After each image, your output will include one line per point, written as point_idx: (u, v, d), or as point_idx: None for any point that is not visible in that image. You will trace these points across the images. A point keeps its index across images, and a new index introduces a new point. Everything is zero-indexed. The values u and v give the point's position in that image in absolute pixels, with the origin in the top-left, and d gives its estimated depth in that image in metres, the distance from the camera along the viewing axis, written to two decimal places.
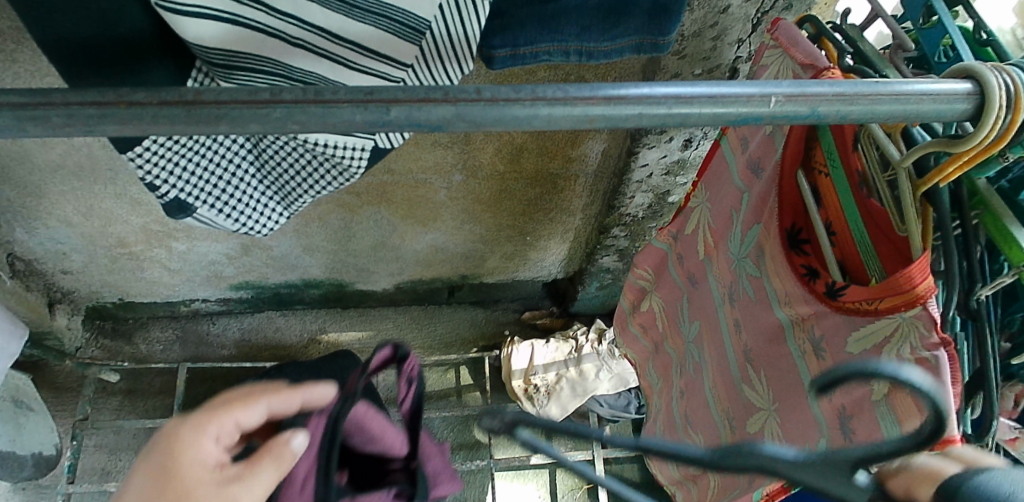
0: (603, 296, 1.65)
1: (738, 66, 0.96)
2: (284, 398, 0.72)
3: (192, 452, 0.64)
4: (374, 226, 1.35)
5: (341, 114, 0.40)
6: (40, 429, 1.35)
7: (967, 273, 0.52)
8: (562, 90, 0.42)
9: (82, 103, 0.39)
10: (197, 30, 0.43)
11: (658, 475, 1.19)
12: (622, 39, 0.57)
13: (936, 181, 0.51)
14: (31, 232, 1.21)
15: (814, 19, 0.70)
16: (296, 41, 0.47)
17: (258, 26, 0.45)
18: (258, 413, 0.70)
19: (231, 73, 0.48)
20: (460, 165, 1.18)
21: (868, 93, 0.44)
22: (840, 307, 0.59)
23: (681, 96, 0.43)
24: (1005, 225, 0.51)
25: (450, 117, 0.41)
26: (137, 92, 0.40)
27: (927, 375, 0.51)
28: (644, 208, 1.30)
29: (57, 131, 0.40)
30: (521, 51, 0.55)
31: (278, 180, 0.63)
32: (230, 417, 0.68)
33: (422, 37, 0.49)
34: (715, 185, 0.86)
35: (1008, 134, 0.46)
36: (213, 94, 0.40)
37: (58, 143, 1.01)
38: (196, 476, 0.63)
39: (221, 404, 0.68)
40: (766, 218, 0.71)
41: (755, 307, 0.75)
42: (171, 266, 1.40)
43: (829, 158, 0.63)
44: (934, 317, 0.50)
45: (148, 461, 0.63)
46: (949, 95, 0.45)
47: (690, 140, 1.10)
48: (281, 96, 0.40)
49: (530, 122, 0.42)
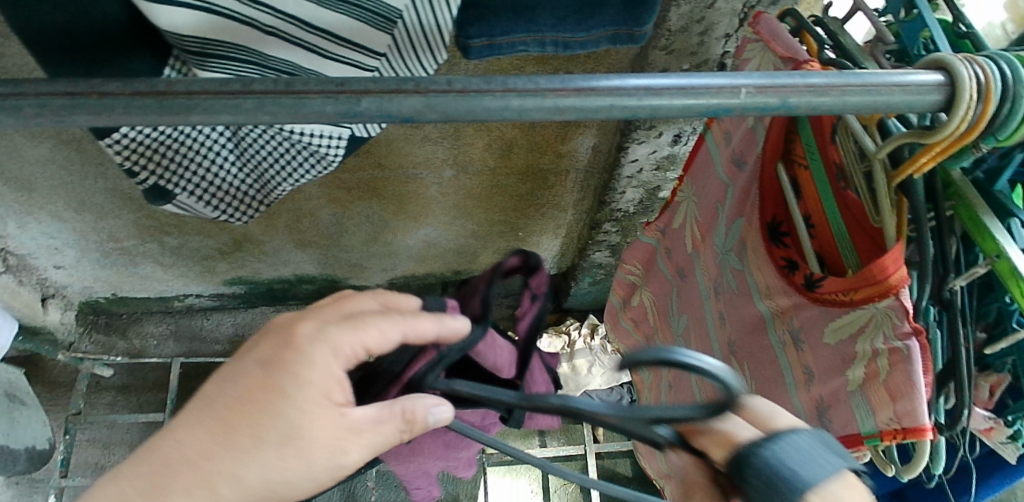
0: (597, 291, 1.65)
1: (725, 61, 0.96)
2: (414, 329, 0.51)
3: (313, 371, 0.49)
4: (366, 221, 1.35)
5: (311, 104, 0.41)
6: (34, 422, 1.35)
7: (940, 264, 0.53)
8: (533, 82, 0.42)
9: (55, 94, 0.39)
10: (169, 16, 0.44)
11: (649, 470, 1.19)
12: (598, 31, 0.58)
13: (911, 172, 0.51)
14: (23, 227, 1.21)
15: (796, 12, 0.70)
16: (269, 29, 0.47)
17: (231, 15, 0.45)
18: (392, 338, 0.51)
19: (205, 62, 0.48)
20: (450, 160, 1.19)
21: (838, 84, 0.44)
22: (817, 300, 0.60)
23: (651, 88, 0.43)
24: (979, 215, 0.51)
25: (421, 108, 0.42)
26: (109, 83, 0.40)
27: (898, 365, 0.52)
28: (634, 204, 1.30)
29: (29, 121, 0.40)
30: (497, 41, 0.56)
31: (256, 170, 0.63)
32: (350, 340, 0.50)
33: (394, 26, 0.50)
34: (701, 180, 0.86)
35: (979, 124, 0.46)
36: (184, 85, 0.40)
37: (47, 137, 1.01)
38: (319, 412, 0.49)
39: (339, 322, 0.50)
40: (748, 211, 0.72)
41: (738, 300, 0.75)
42: (164, 261, 1.40)
43: (808, 151, 0.64)
44: (906, 308, 0.50)
45: (263, 356, 0.49)
46: (920, 86, 0.45)
47: (680, 135, 1.11)
48: (252, 87, 0.40)
49: (501, 114, 0.43)
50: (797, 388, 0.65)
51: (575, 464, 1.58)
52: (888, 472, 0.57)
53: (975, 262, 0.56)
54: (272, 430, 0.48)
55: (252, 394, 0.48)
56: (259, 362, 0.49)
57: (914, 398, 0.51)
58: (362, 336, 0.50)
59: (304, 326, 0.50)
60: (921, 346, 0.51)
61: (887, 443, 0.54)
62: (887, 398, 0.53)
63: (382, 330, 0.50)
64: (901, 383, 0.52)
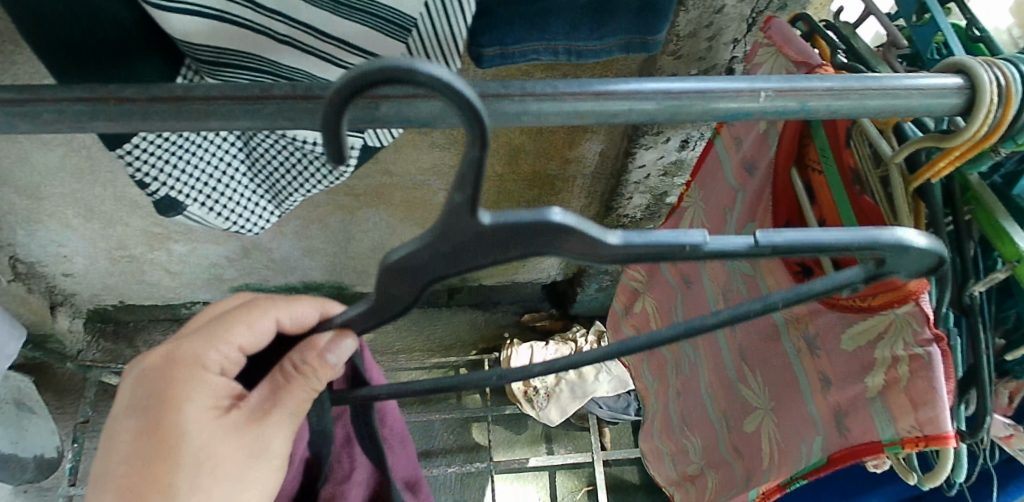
0: (603, 297, 1.65)
1: (734, 66, 0.96)
2: (290, 310, 0.53)
3: (189, 389, 0.52)
4: (373, 228, 1.35)
5: (331, 110, 0.40)
6: (42, 431, 1.34)
7: (960, 269, 0.52)
8: (551, 86, 0.42)
9: (71, 100, 0.39)
10: (184, 25, 0.44)
11: (659, 477, 1.17)
12: (609, 39, 0.58)
13: (928, 176, 0.51)
14: (33, 234, 1.21)
15: (807, 17, 0.70)
16: (284, 38, 0.47)
17: (245, 23, 0.46)
18: (266, 327, 0.53)
19: (217, 69, 0.49)
20: (458, 166, 1.18)
21: (857, 88, 0.44)
22: (833, 305, 0.59)
23: (669, 92, 0.43)
24: (999, 220, 0.51)
25: (439, 113, 0.41)
26: (126, 88, 0.40)
27: (919, 372, 0.52)
28: (641, 209, 1.30)
29: (47, 127, 0.40)
30: (510, 50, 0.56)
31: (269, 178, 0.63)
32: (217, 347, 0.52)
33: (409, 34, 0.49)
34: (709, 186, 0.86)
35: (999, 129, 0.46)
36: (203, 90, 0.40)
37: (57, 145, 1.01)
38: (203, 421, 0.51)
39: (201, 334, 0.53)
40: (761, 215, 0.72)
41: (750, 306, 0.75)
42: (172, 269, 1.40)
43: (822, 155, 0.63)
44: (926, 313, 0.50)
45: (139, 394, 0.52)
46: (939, 89, 0.45)
47: (687, 140, 1.10)
48: (271, 92, 0.40)
49: (520, 118, 0.42)
50: (811, 395, 0.65)
51: (582, 472, 1.57)
52: (909, 480, 0.56)
53: (995, 267, 0.55)
54: (173, 471, 0.51)
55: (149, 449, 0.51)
56: (138, 403, 0.52)
57: (936, 405, 0.50)
58: (232, 334, 0.53)
59: (167, 348, 0.53)
60: (942, 352, 0.50)
61: (909, 451, 0.52)
62: (908, 405, 0.52)
63: (249, 325, 0.53)
64: (922, 390, 0.51)
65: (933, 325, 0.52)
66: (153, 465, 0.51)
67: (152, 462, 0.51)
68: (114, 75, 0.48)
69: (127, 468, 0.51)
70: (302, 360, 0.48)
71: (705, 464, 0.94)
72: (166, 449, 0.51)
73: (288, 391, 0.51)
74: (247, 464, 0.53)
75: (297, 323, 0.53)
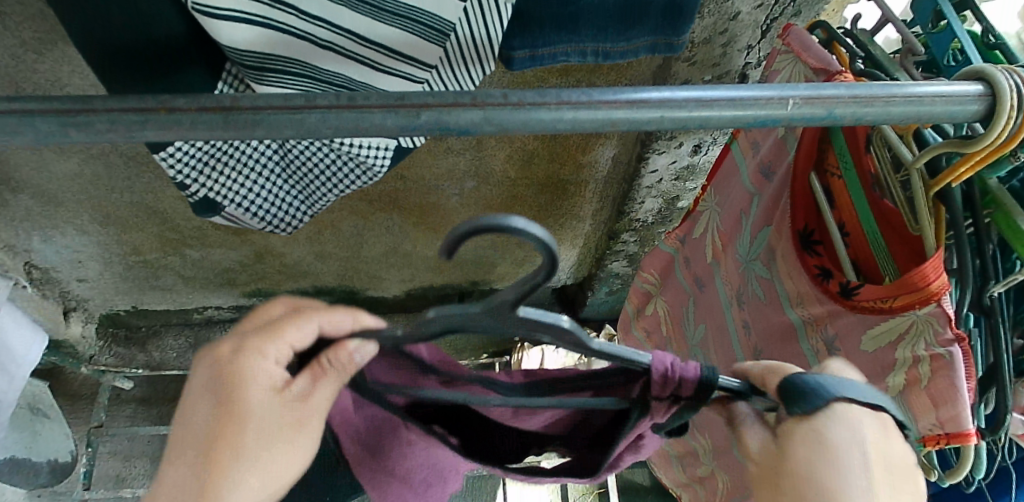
0: (613, 300, 1.65)
1: (747, 72, 0.97)
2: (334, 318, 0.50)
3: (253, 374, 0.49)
4: (386, 233, 1.36)
5: (373, 118, 0.42)
6: (55, 436, 1.33)
7: (980, 271, 0.54)
8: (586, 94, 0.43)
9: (124, 110, 0.41)
10: (232, 33, 0.47)
11: (665, 478, 1.08)
12: (638, 40, 0.59)
13: (949, 180, 0.52)
14: (49, 241, 1.22)
15: (825, 24, 0.72)
16: (326, 44, 0.50)
17: (291, 30, 0.49)
18: (310, 335, 0.50)
19: (262, 75, 0.52)
20: (472, 171, 1.20)
21: (882, 96, 0.45)
22: (855, 307, 0.60)
23: (702, 100, 0.44)
24: (1018, 223, 0.52)
25: (478, 121, 0.43)
26: (176, 98, 0.41)
27: (940, 372, 0.53)
28: (653, 213, 1.31)
29: (99, 137, 0.41)
30: (539, 53, 0.57)
31: (302, 182, 0.67)
32: (276, 345, 0.49)
33: (447, 38, 0.52)
34: (724, 189, 0.87)
35: (1019, 134, 0.47)
36: (250, 100, 0.41)
37: (76, 153, 1.02)
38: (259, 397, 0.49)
39: (258, 332, 0.49)
40: (778, 219, 0.73)
41: (765, 308, 0.76)
42: (186, 274, 1.41)
43: (842, 160, 0.65)
44: (948, 315, 0.51)
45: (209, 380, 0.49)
46: (962, 96, 0.46)
47: (700, 145, 1.11)
48: (315, 102, 0.41)
49: (556, 125, 0.44)
50: None
51: None
52: (931, 477, 0.57)
53: (1013, 268, 0.57)
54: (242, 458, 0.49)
55: (217, 419, 0.49)
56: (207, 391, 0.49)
57: (957, 404, 0.52)
58: (284, 336, 0.49)
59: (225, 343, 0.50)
60: (963, 352, 0.52)
61: (930, 449, 0.54)
62: (930, 404, 0.54)
63: (301, 327, 0.49)
64: (944, 391, 0.53)
65: (954, 326, 0.53)
66: (221, 444, 0.49)
67: (219, 442, 0.49)
68: (152, 75, 0.51)
69: (188, 481, 0.48)
70: (331, 358, 0.49)
71: (715, 461, 0.87)
72: (229, 420, 0.49)
73: (324, 382, 0.51)
74: (299, 434, 0.52)
75: (334, 328, 0.50)
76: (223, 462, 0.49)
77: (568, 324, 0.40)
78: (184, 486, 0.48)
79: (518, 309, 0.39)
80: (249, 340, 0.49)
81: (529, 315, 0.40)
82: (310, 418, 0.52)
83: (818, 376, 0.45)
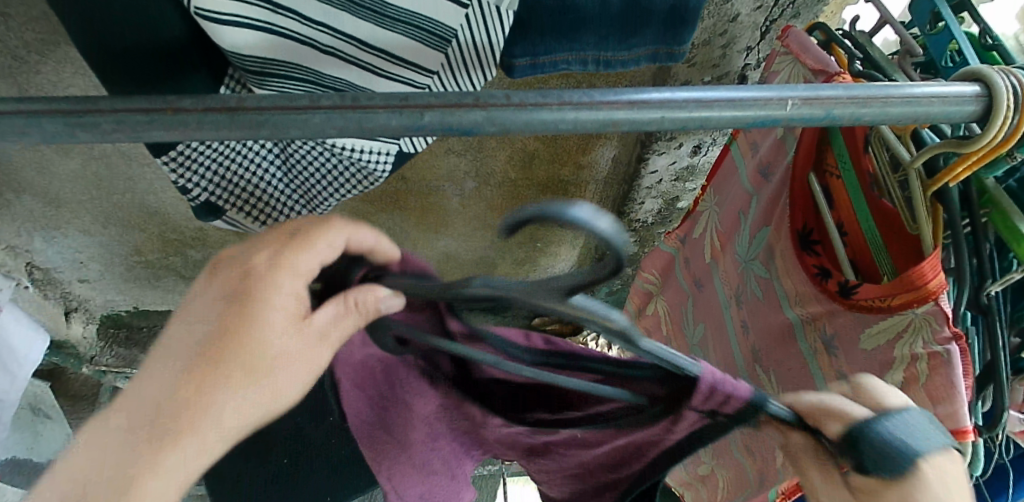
0: (613, 300, 1.66)
1: (746, 73, 0.98)
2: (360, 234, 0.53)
3: (269, 291, 0.53)
4: (387, 234, 1.36)
5: (377, 118, 0.42)
6: (55, 436, 1.33)
7: (977, 270, 0.54)
8: (588, 95, 0.44)
9: (130, 110, 0.41)
10: (235, 37, 0.48)
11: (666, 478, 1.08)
12: (639, 49, 0.60)
13: (947, 180, 0.53)
14: (51, 241, 1.22)
15: (824, 26, 0.72)
16: (328, 49, 0.52)
17: (296, 36, 0.50)
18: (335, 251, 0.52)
19: (265, 80, 0.52)
20: (473, 172, 1.20)
21: (880, 96, 0.45)
22: (853, 306, 0.61)
23: (702, 100, 0.44)
24: (1015, 222, 0.53)
25: (481, 121, 0.43)
26: (182, 99, 0.42)
27: (938, 370, 0.54)
28: (653, 214, 1.32)
29: (105, 137, 0.42)
30: (540, 61, 0.58)
31: (304, 189, 0.68)
32: (304, 260, 0.52)
33: (448, 45, 0.53)
34: (723, 190, 0.88)
35: (1016, 134, 0.47)
36: (255, 101, 0.42)
37: (79, 153, 1.03)
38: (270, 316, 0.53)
39: (291, 247, 0.52)
40: (777, 219, 0.73)
41: (764, 308, 0.76)
42: (187, 274, 1.41)
43: (841, 160, 0.66)
44: (946, 313, 0.52)
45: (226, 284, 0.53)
46: (959, 97, 0.46)
47: (700, 146, 1.12)
48: (320, 103, 0.42)
49: (558, 126, 0.44)
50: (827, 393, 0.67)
51: None
52: None
53: (1010, 267, 0.57)
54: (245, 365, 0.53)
55: (226, 318, 0.53)
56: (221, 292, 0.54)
57: (955, 401, 0.53)
58: (311, 251, 0.52)
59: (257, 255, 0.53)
60: (961, 350, 0.53)
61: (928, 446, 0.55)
62: (927, 401, 0.55)
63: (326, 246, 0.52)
64: (942, 388, 0.53)
65: (952, 324, 0.54)
66: (222, 349, 0.53)
67: (221, 347, 0.53)
68: (162, 76, 0.52)
69: (173, 391, 0.52)
70: (360, 298, 0.48)
71: (715, 460, 0.87)
72: (239, 322, 0.52)
73: (346, 318, 0.50)
74: (307, 358, 0.54)
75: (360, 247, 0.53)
76: (210, 371, 0.52)
77: (622, 322, 0.40)
78: (177, 377, 0.52)
79: (572, 298, 0.40)
80: (282, 255, 0.52)
81: (583, 303, 0.40)
82: (319, 349, 0.54)
83: (893, 428, 0.39)
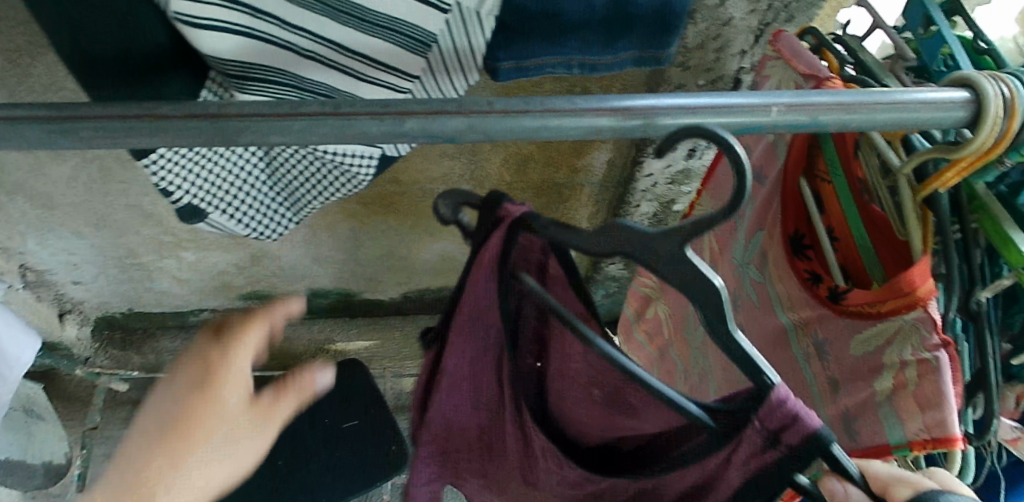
0: (609, 303, 1.65)
1: (741, 77, 0.96)
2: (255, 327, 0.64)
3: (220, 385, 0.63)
4: (383, 236, 1.36)
5: (359, 125, 0.42)
6: (49, 439, 1.33)
7: (966, 276, 0.54)
8: (571, 102, 0.44)
9: (110, 117, 0.41)
10: (213, 41, 0.47)
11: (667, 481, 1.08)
12: (624, 52, 0.59)
13: (935, 186, 0.52)
14: (44, 243, 1.22)
15: (815, 31, 0.72)
16: (308, 53, 0.51)
17: (279, 41, 0.50)
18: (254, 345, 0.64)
19: (244, 84, 0.52)
20: (467, 175, 1.20)
21: (866, 102, 0.45)
22: (844, 312, 0.60)
23: (687, 107, 0.44)
24: (1004, 228, 0.52)
25: (463, 129, 0.43)
26: (164, 106, 0.41)
27: (927, 376, 0.53)
28: (648, 217, 1.31)
29: (86, 144, 0.42)
30: (525, 64, 0.57)
31: (290, 189, 0.68)
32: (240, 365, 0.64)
33: (429, 49, 0.53)
34: (722, 196, 0.86)
35: (1004, 140, 0.47)
36: (237, 107, 0.42)
37: (72, 156, 1.03)
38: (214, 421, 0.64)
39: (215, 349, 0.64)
40: (770, 224, 0.73)
41: (759, 314, 0.76)
42: (181, 276, 1.40)
43: (832, 166, 0.65)
44: (934, 319, 0.52)
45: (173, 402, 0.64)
46: (946, 103, 0.46)
47: (695, 148, 1.12)
48: (301, 109, 0.42)
49: (541, 133, 0.44)
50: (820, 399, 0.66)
51: None
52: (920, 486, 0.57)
53: (1000, 273, 0.57)
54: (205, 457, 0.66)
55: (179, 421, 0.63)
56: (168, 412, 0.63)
57: (944, 408, 0.52)
58: (238, 358, 0.64)
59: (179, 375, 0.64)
60: (948, 356, 0.52)
61: (916, 453, 0.54)
62: (915, 408, 0.54)
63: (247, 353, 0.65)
64: (930, 395, 0.53)
65: (941, 330, 0.54)
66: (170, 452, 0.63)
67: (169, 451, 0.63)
68: (144, 73, 0.51)
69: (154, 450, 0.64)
70: (296, 382, 0.67)
71: None
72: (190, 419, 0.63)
73: (283, 404, 0.67)
74: (257, 442, 0.68)
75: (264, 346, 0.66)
76: (174, 454, 0.64)
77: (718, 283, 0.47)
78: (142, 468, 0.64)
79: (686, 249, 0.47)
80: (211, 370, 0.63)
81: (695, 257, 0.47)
82: (264, 427, 0.68)
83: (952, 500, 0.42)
